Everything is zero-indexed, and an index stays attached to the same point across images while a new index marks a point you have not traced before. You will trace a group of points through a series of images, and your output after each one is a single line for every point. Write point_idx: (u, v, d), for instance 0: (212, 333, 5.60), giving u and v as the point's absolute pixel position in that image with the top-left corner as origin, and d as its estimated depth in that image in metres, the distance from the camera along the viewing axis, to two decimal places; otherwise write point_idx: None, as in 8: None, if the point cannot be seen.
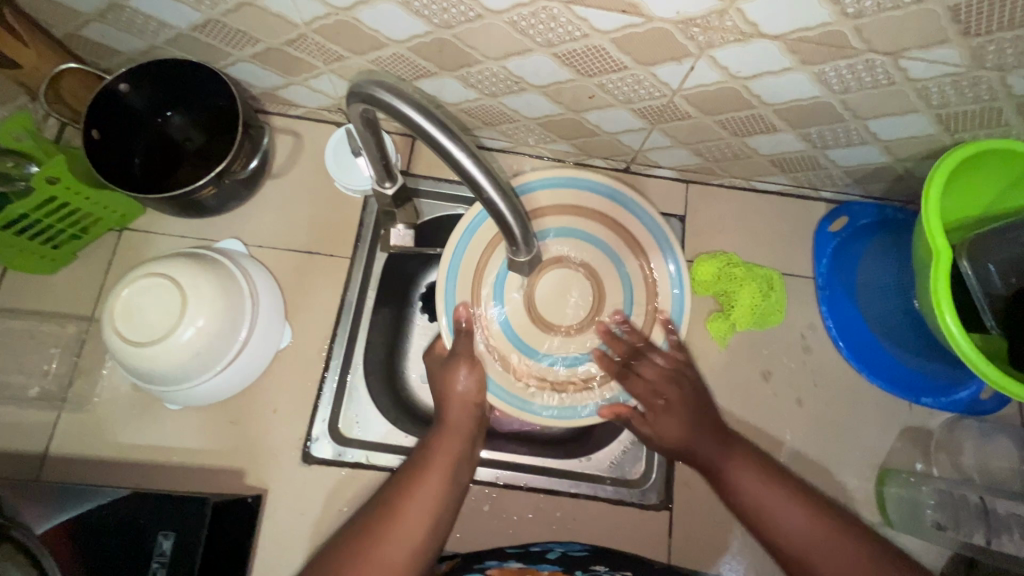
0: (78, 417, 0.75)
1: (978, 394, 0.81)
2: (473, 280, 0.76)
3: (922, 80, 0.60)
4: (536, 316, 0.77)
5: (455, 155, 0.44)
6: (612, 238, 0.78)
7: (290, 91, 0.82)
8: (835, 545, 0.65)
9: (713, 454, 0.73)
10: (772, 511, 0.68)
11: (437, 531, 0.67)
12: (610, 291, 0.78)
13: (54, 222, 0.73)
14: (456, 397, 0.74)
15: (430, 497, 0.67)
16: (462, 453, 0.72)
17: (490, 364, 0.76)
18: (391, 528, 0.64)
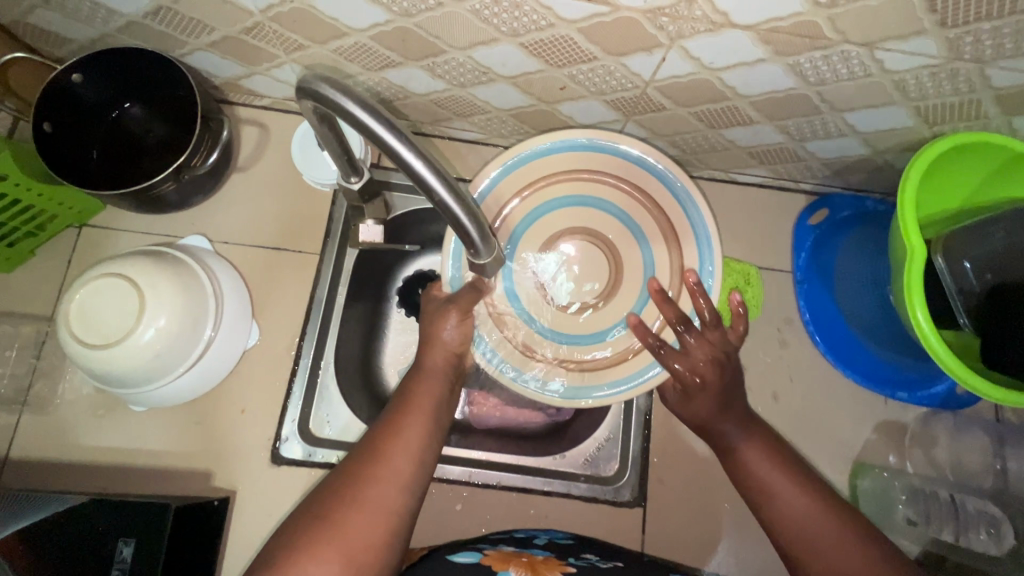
0: (39, 419, 0.74)
1: (954, 389, 0.80)
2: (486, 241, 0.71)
3: (899, 72, 0.58)
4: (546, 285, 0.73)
5: (403, 156, 0.42)
6: (645, 216, 0.72)
7: (253, 81, 0.79)
8: (831, 513, 0.60)
9: (729, 433, 0.67)
10: (768, 482, 0.63)
11: (423, 471, 0.59)
12: (630, 269, 0.73)
13: (8, 221, 0.70)
14: (440, 344, 0.68)
15: (415, 435, 0.61)
16: (446, 395, 0.66)
17: (485, 325, 0.71)
18: (370, 470, 0.57)
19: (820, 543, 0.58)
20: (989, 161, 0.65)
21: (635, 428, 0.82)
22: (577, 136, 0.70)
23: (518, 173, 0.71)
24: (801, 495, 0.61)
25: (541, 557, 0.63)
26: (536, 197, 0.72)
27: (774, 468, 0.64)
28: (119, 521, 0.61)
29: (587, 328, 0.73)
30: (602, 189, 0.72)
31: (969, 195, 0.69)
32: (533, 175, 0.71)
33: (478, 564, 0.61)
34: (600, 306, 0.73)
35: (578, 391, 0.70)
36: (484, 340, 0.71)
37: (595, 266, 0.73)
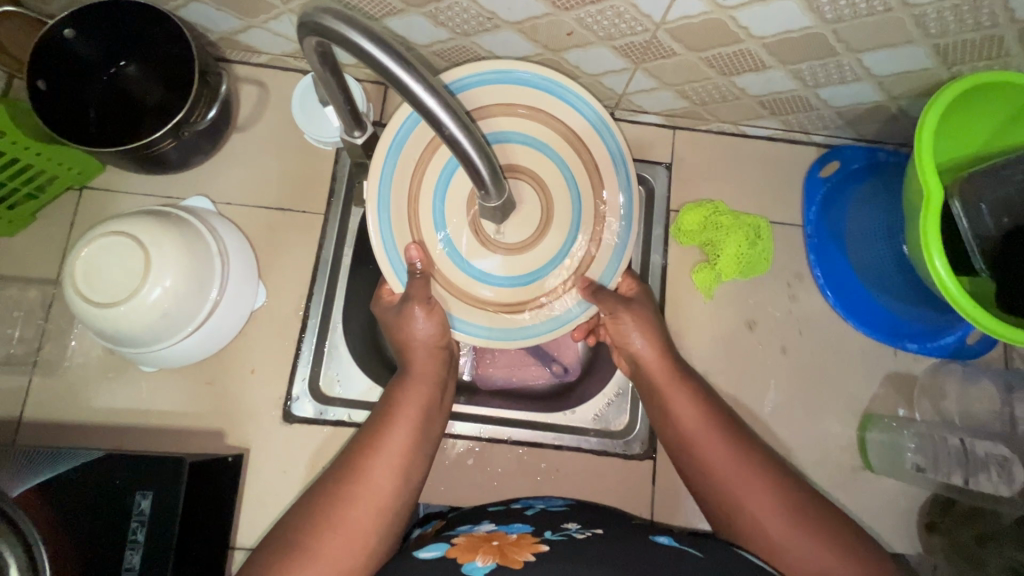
0: (49, 381, 0.74)
1: (964, 338, 0.81)
2: (407, 213, 0.70)
3: (920, 6, 0.56)
4: (484, 238, 0.72)
5: (413, 90, 0.41)
6: (569, 152, 0.72)
7: (250, 36, 0.76)
8: (765, 486, 0.61)
9: (678, 408, 0.69)
10: (703, 452, 0.65)
11: (406, 486, 0.62)
12: (556, 198, 0.73)
13: (8, 180, 0.69)
14: (420, 342, 0.69)
15: (395, 451, 0.62)
16: (431, 404, 0.67)
17: (447, 302, 0.71)
18: (352, 488, 0.59)
19: (752, 514, 0.60)
20: (1010, 102, 0.63)
21: None
22: (485, 69, 0.68)
23: (404, 150, 0.69)
24: (732, 466, 0.63)
25: (513, 537, 0.59)
26: (441, 153, 0.71)
27: (712, 440, 0.65)
28: (135, 475, 0.61)
29: (533, 265, 0.73)
30: (518, 124, 0.71)
31: (989, 138, 0.68)
32: (416, 147, 0.69)
33: (444, 556, 0.55)
34: (538, 243, 0.73)
35: (552, 324, 0.72)
36: (453, 314, 0.71)
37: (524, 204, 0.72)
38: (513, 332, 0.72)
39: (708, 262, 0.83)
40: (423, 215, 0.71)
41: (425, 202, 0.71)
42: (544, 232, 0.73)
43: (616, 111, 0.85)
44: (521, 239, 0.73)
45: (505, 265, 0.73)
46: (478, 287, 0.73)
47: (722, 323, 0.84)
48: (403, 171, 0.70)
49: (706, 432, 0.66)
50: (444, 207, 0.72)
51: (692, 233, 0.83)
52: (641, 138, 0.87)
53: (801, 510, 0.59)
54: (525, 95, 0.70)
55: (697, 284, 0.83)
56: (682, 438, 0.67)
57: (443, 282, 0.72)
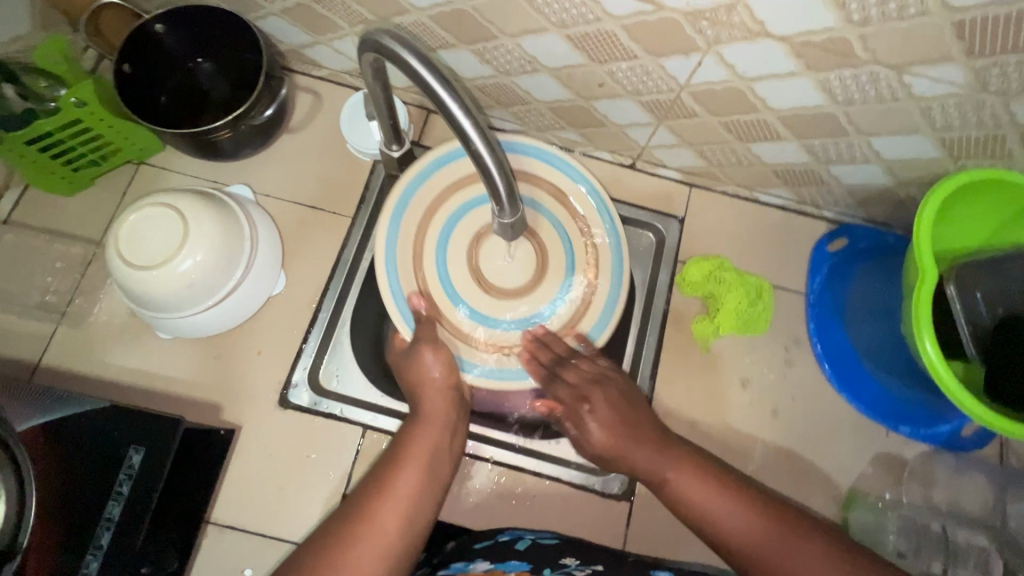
0: (72, 332, 0.78)
1: (959, 430, 0.81)
2: (411, 263, 0.77)
3: (925, 100, 0.60)
4: (486, 287, 0.78)
5: (449, 107, 0.46)
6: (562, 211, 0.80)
7: (315, 51, 0.85)
8: (788, 529, 0.59)
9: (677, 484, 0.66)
10: (706, 515, 0.63)
11: (414, 531, 0.61)
12: (552, 251, 0.79)
13: (78, 146, 0.76)
14: (432, 383, 0.71)
15: (406, 494, 0.62)
16: (440, 446, 0.68)
17: (456, 348, 0.76)
18: (359, 532, 0.59)
19: (793, 566, 0.57)
20: (1009, 203, 0.67)
21: None
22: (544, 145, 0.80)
23: (408, 210, 0.77)
24: (740, 526, 0.61)
25: None
26: (451, 200, 0.78)
27: (714, 496, 0.64)
28: (133, 430, 0.64)
29: (532, 311, 0.78)
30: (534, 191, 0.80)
31: (989, 234, 0.70)
32: (419, 210, 0.77)
33: None
34: (535, 289, 0.78)
35: None
36: (464, 359, 0.76)
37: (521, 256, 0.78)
38: (522, 374, 0.76)
39: (708, 315, 0.86)
40: (426, 264, 0.77)
41: (428, 257, 0.77)
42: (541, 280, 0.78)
43: (637, 162, 0.90)
44: (519, 287, 0.78)
45: (504, 311, 0.78)
46: (484, 331, 0.77)
47: (716, 378, 0.85)
48: (406, 230, 0.77)
49: (719, 496, 0.64)
50: (445, 258, 0.78)
51: (695, 285, 0.86)
52: (658, 191, 0.91)
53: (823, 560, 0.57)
54: (533, 164, 0.80)
55: (695, 335, 0.85)
56: (690, 514, 0.65)
57: (450, 329, 0.77)
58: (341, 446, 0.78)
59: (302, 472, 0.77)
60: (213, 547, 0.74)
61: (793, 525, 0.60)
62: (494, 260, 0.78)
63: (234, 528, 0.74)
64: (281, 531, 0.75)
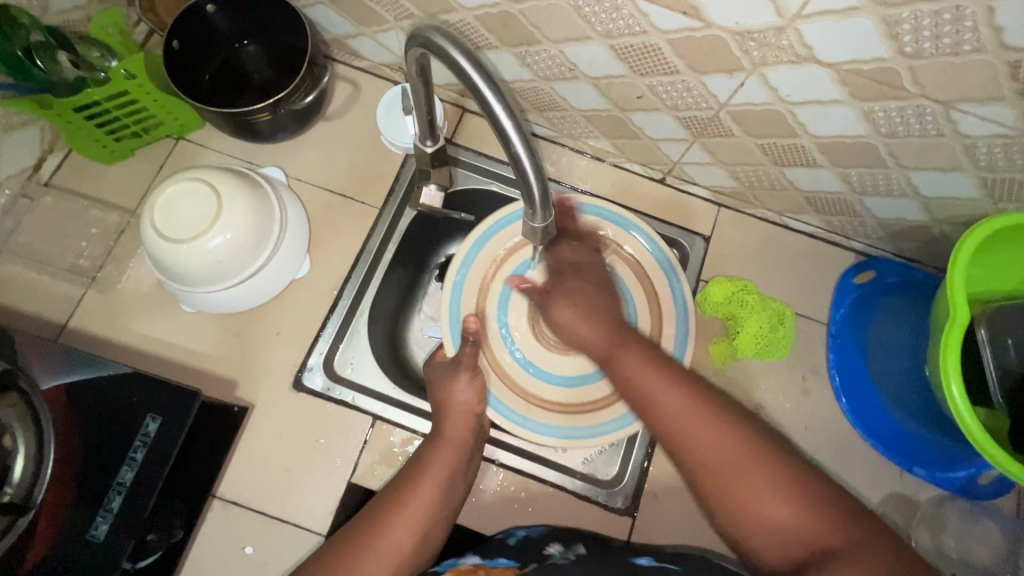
0: (101, 297, 0.80)
1: (976, 477, 0.79)
2: (478, 299, 0.82)
3: (972, 138, 0.59)
4: (543, 339, 0.82)
5: (494, 109, 0.47)
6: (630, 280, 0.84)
7: (359, 41, 0.86)
8: (719, 427, 0.60)
9: (626, 368, 0.65)
10: (650, 403, 0.63)
11: (425, 544, 0.64)
12: (615, 318, 0.83)
13: (122, 117, 0.78)
14: (456, 406, 0.72)
15: (419, 513, 0.64)
16: (457, 467, 0.69)
17: (489, 378, 0.79)
18: (374, 543, 0.61)
19: (717, 468, 0.59)
20: None
21: (640, 439, 0.82)
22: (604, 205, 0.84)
23: (485, 245, 0.82)
24: (730, 460, 0.58)
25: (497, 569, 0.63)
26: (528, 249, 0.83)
27: (660, 388, 0.63)
28: (150, 397, 0.65)
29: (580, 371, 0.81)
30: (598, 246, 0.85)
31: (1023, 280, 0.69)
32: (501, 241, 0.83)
33: None
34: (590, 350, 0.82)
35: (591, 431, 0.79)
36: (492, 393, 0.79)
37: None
38: (546, 427, 0.79)
39: (727, 337, 0.85)
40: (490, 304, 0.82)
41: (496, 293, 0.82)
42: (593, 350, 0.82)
43: (668, 177, 0.90)
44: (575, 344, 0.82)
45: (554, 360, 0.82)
46: (525, 376, 0.81)
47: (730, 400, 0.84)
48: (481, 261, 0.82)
49: (654, 383, 0.64)
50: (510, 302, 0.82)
51: (715, 305, 0.85)
52: (687, 208, 0.90)
53: (747, 451, 0.59)
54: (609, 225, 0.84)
55: (712, 355, 0.85)
56: (636, 400, 0.65)
57: (492, 361, 0.81)
58: (351, 433, 0.79)
59: (310, 456, 0.78)
60: (216, 520, 0.75)
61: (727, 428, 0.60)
62: None
63: (238, 504, 0.75)
64: (284, 511, 0.76)
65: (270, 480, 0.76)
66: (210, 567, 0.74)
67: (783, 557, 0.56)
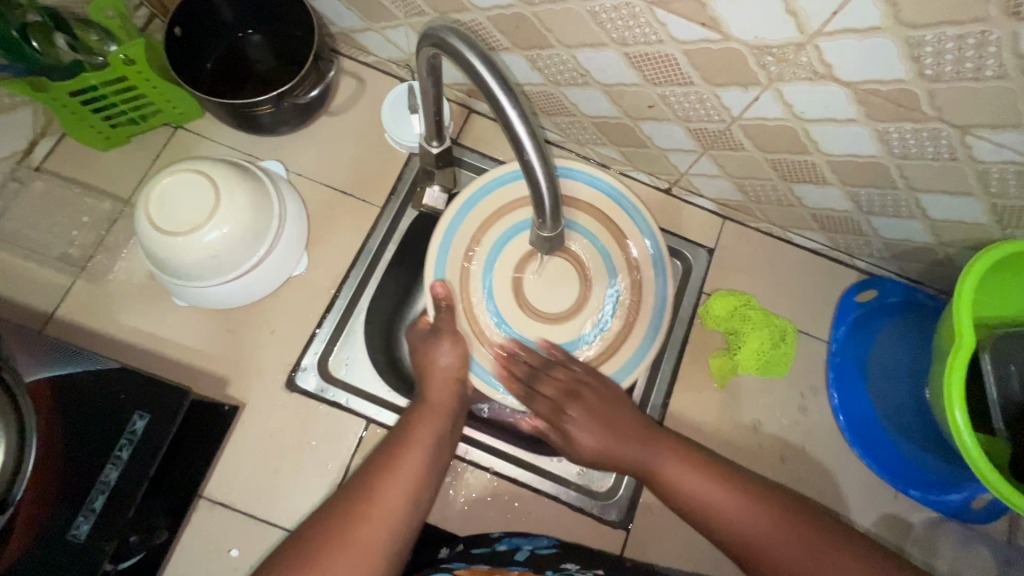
0: (90, 287, 0.78)
1: (971, 502, 0.79)
2: (461, 265, 0.77)
3: (985, 163, 0.59)
4: (524, 304, 0.77)
5: (507, 113, 0.45)
6: (616, 245, 0.79)
7: (366, 37, 0.84)
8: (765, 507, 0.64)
9: (649, 458, 0.70)
10: (686, 493, 0.67)
11: (416, 511, 0.63)
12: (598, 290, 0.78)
13: (119, 103, 0.76)
14: (439, 371, 0.73)
15: (410, 474, 0.64)
16: (445, 431, 0.70)
17: (471, 344, 0.76)
18: (365, 507, 0.60)
19: (771, 548, 0.62)
20: None
21: None
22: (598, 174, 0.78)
23: (473, 208, 0.77)
24: (799, 547, 0.61)
25: None
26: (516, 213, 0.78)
27: (696, 474, 0.68)
28: (139, 395, 0.64)
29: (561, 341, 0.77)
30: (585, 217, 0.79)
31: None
32: (490, 207, 0.77)
33: None
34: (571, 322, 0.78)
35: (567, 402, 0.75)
36: (476, 362, 0.76)
37: (568, 284, 0.78)
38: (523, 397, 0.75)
39: (727, 351, 0.84)
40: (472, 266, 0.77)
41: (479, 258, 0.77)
42: (577, 314, 0.78)
43: (674, 187, 0.89)
44: (557, 313, 0.78)
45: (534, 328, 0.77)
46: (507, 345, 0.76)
47: (728, 415, 0.83)
48: (467, 228, 0.77)
49: (692, 473, 0.68)
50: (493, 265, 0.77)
51: (717, 318, 0.84)
52: (692, 219, 0.89)
53: (790, 526, 0.62)
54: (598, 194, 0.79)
55: (712, 370, 0.84)
56: (675, 496, 0.68)
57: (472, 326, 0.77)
58: (343, 436, 0.77)
59: (301, 458, 0.76)
60: (202, 521, 0.73)
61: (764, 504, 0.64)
62: (543, 278, 0.78)
63: (225, 505, 0.74)
64: (272, 514, 0.74)
65: (259, 482, 0.75)
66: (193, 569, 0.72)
67: None
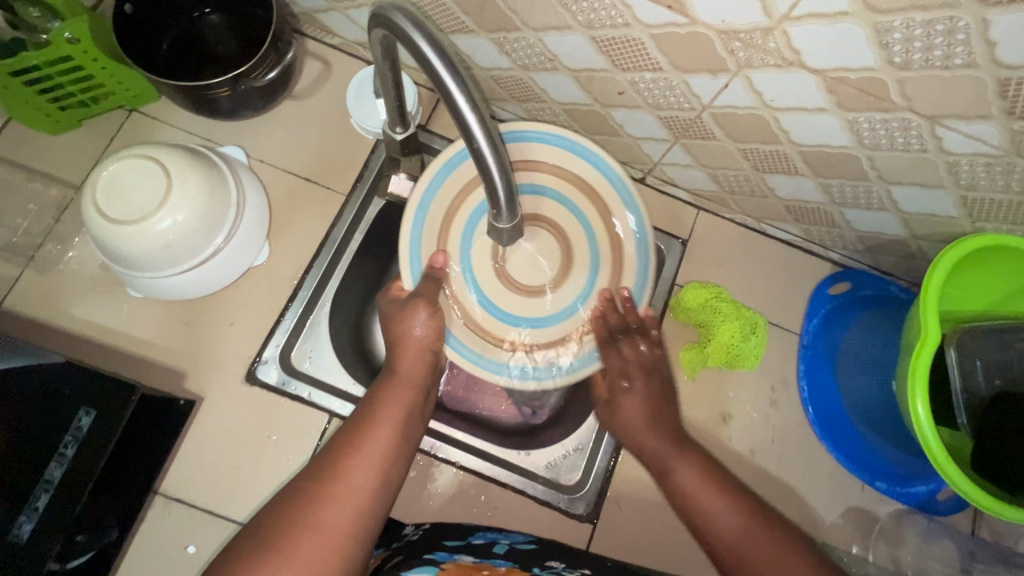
0: (39, 278, 0.75)
1: (936, 493, 0.80)
2: (439, 229, 0.72)
3: (955, 155, 0.57)
4: (503, 274, 0.73)
5: (456, 99, 0.43)
6: (600, 224, 0.74)
7: (329, 17, 0.81)
8: (738, 510, 0.61)
9: (665, 452, 0.67)
10: (682, 490, 0.65)
11: (388, 486, 0.60)
12: (579, 258, 0.74)
13: (66, 84, 0.72)
14: (413, 342, 0.69)
15: (378, 452, 0.60)
16: (415, 407, 0.66)
17: (450, 317, 0.72)
18: (330, 488, 0.56)
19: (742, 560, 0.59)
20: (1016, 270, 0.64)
21: (605, 445, 0.80)
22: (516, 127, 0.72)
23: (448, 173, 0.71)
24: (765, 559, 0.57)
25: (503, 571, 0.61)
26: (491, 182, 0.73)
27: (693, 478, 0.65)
28: (85, 389, 0.61)
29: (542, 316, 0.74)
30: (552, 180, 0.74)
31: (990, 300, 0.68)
32: (469, 171, 0.72)
33: None
34: (555, 292, 0.74)
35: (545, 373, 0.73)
36: (452, 332, 0.72)
37: (551, 256, 0.74)
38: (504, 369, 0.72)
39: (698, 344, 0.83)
40: (449, 238, 0.73)
41: (458, 222, 0.72)
42: (555, 291, 0.74)
43: (648, 177, 0.87)
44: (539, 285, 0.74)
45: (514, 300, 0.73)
46: (488, 321, 0.73)
47: (698, 408, 0.83)
48: (447, 194, 0.72)
49: (687, 469, 0.66)
50: (470, 235, 0.73)
51: (691, 311, 0.82)
52: (666, 209, 0.88)
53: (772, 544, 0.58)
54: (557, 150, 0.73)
55: (683, 363, 0.82)
56: (672, 497, 0.66)
57: (453, 299, 0.73)
58: (305, 430, 0.75)
59: (261, 453, 0.74)
60: (157, 518, 0.71)
61: (743, 506, 0.62)
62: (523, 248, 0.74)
63: (182, 502, 0.72)
64: (230, 511, 0.72)
65: (217, 478, 0.73)
66: (149, 567, 0.70)
67: None
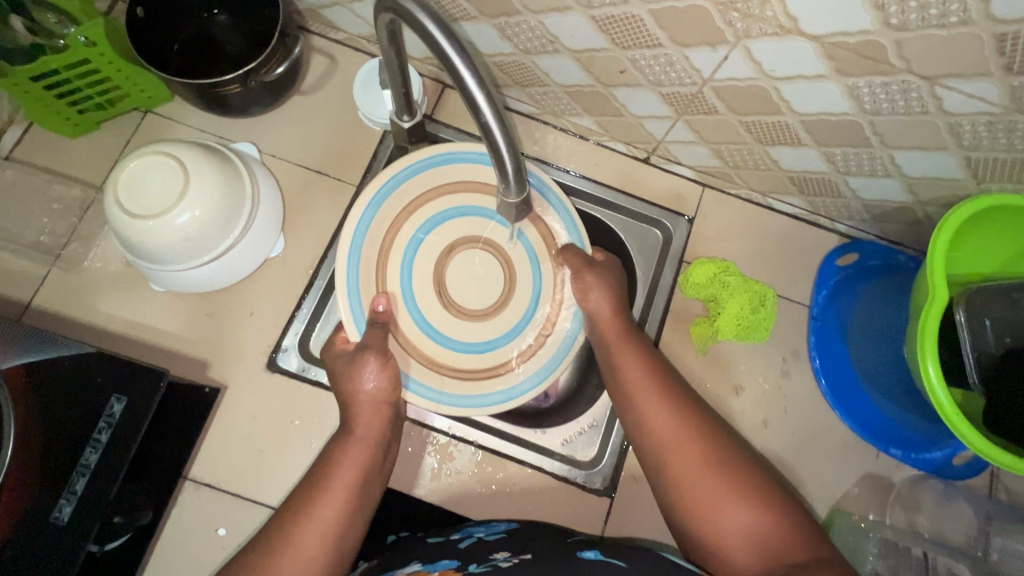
0: (66, 275, 0.78)
1: (951, 458, 0.80)
2: (374, 268, 0.77)
3: (956, 115, 0.58)
4: (448, 302, 0.79)
5: (462, 74, 0.45)
6: (537, 239, 0.81)
7: (334, 12, 0.83)
8: (661, 398, 0.68)
9: (611, 344, 0.74)
10: (622, 374, 0.71)
11: (339, 550, 0.61)
12: (520, 273, 0.81)
13: (84, 87, 0.75)
14: (365, 398, 0.69)
15: (328, 520, 0.61)
16: (373, 466, 0.67)
17: (402, 360, 0.76)
18: (278, 561, 0.58)
19: (666, 447, 0.65)
20: (1013, 227, 0.65)
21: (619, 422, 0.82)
22: (448, 151, 0.78)
23: (381, 206, 0.76)
24: (677, 440, 0.65)
25: None
26: (425, 208, 0.79)
27: (627, 359, 0.72)
28: (115, 378, 0.64)
29: (492, 334, 0.80)
30: (482, 199, 0.80)
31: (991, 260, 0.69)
32: (397, 206, 0.78)
33: None
34: (501, 309, 0.80)
35: (502, 396, 0.77)
36: (409, 374, 0.76)
37: (491, 279, 0.80)
38: (462, 399, 0.76)
39: (708, 318, 0.85)
40: (391, 269, 0.78)
41: (393, 260, 0.78)
42: (501, 310, 0.80)
43: (652, 156, 0.88)
44: (485, 306, 0.80)
45: (461, 325, 0.79)
46: (439, 351, 0.78)
47: (710, 383, 0.84)
48: (378, 227, 0.77)
49: (627, 356, 0.72)
50: (411, 267, 0.79)
51: (699, 287, 0.84)
52: (672, 187, 0.89)
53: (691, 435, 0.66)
54: (481, 170, 0.80)
55: (694, 337, 0.84)
56: (620, 391, 0.71)
57: (401, 340, 0.77)
58: (326, 414, 0.77)
59: (285, 437, 0.76)
60: (188, 501, 0.74)
61: (673, 403, 0.68)
62: (465, 271, 0.80)
63: (211, 485, 0.74)
64: (257, 493, 0.75)
65: (243, 462, 0.75)
66: (181, 549, 0.73)
67: (750, 551, 0.59)
